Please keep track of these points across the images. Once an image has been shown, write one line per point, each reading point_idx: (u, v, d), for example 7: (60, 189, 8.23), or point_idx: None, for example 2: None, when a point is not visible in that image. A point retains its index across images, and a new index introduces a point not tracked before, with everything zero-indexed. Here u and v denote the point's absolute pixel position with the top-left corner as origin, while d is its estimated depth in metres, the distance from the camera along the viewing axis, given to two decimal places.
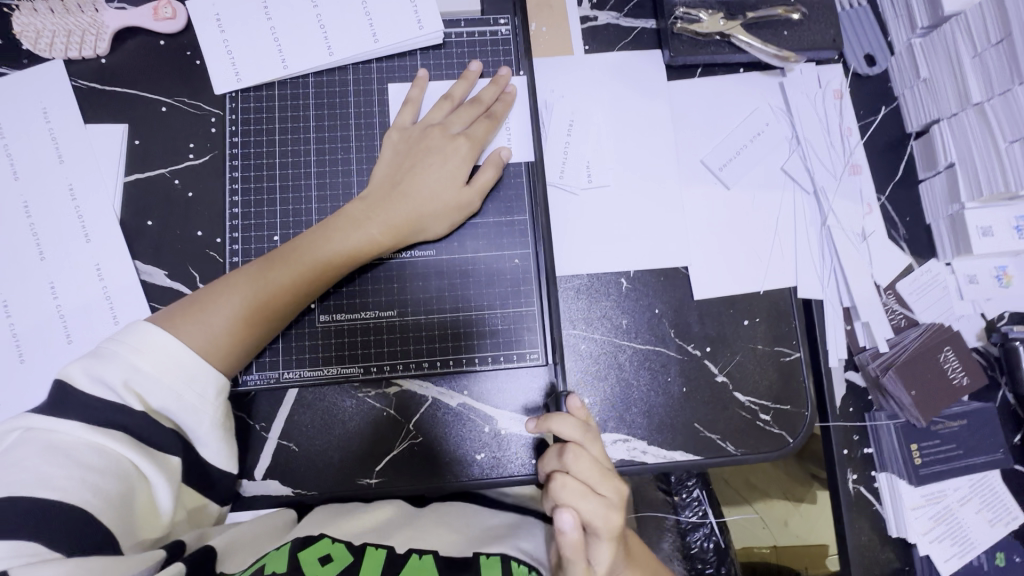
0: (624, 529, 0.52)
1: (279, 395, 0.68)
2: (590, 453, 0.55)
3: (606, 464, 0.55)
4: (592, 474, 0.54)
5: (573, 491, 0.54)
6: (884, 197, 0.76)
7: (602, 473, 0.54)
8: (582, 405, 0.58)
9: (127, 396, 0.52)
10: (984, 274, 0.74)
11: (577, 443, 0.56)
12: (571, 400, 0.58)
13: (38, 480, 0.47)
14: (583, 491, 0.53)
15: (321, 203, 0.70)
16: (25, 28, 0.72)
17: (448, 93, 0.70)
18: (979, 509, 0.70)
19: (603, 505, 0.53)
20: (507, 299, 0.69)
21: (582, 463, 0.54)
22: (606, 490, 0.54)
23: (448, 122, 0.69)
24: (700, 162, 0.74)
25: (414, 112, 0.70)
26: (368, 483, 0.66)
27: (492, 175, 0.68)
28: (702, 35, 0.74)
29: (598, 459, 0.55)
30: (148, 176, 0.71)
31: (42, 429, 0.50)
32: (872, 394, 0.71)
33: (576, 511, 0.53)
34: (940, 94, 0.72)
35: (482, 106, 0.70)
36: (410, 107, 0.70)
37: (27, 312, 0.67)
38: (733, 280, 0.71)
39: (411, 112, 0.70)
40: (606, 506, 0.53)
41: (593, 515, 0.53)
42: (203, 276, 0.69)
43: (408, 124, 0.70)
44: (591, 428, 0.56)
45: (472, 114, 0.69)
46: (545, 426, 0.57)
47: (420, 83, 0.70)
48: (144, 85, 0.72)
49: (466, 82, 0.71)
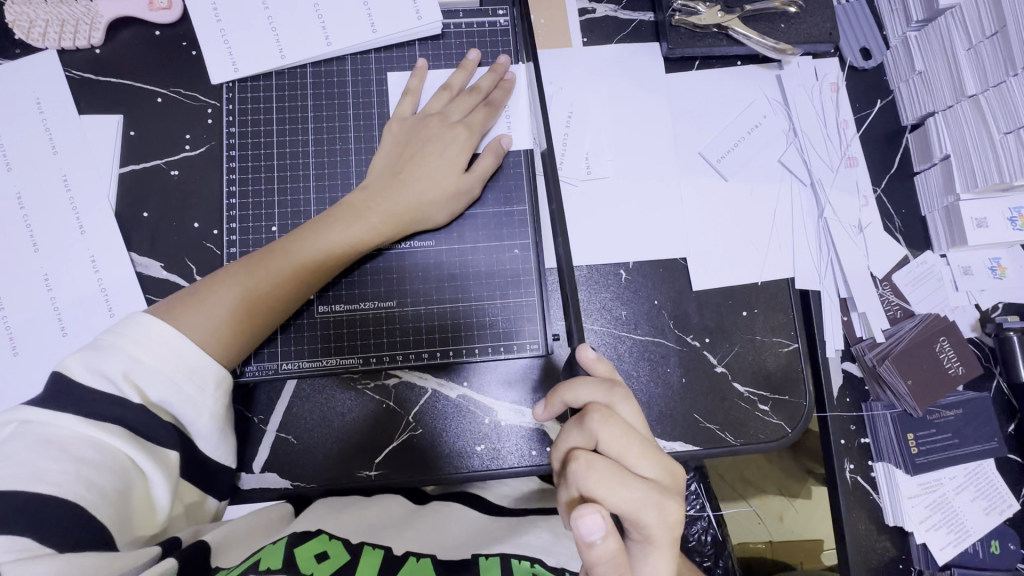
0: (667, 503, 0.50)
1: (278, 387, 0.67)
2: (619, 418, 0.51)
3: (639, 429, 0.53)
4: (628, 446, 0.51)
5: (607, 465, 0.50)
6: (880, 189, 0.76)
7: (641, 448, 0.51)
8: (594, 356, 0.55)
9: (126, 388, 0.52)
10: (978, 266, 0.75)
11: (604, 404, 0.52)
12: (585, 352, 0.54)
13: (32, 474, 0.46)
14: (618, 473, 0.50)
15: (320, 194, 0.70)
16: (17, 17, 0.71)
17: (448, 83, 0.70)
18: (974, 498, 0.71)
19: (652, 489, 0.50)
20: (506, 290, 0.69)
21: (614, 429, 0.51)
22: (641, 461, 0.51)
23: (449, 111, 0.69)
24: (698, 154, 0.74)
25: (413, 102, 0.70)
26: (367, 475, 0.66)
27: (492, 161, 0.68)
28: (700, 28, 0.74)
29: (630, 423, 0.52)
30: (144, 167, 0.70)
31: (36, 422, 0.49)
32: (868, 385, 0.71)
33: (610, 484, 0.49)
34: (935, 87, 0.73)
35: (481, 94, 0.70)
36: (410, 97, 0.70)
37: (21, 304, 0.66)
38: (731, 271, 0.72)
39: (412, 101, 0.70)
40: (657, 490, 0.50)
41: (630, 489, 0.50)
42: (200, 267, 0.69)
43: (408, 114, 0.69)
44: (614, 389, 0.53)
45: (470, 102, 0.69)
46: (563, 398, 0.54)
47: (418, 72, 0.70)
48: (139, 76, 0.72)
49: (465, 72, 0.71)
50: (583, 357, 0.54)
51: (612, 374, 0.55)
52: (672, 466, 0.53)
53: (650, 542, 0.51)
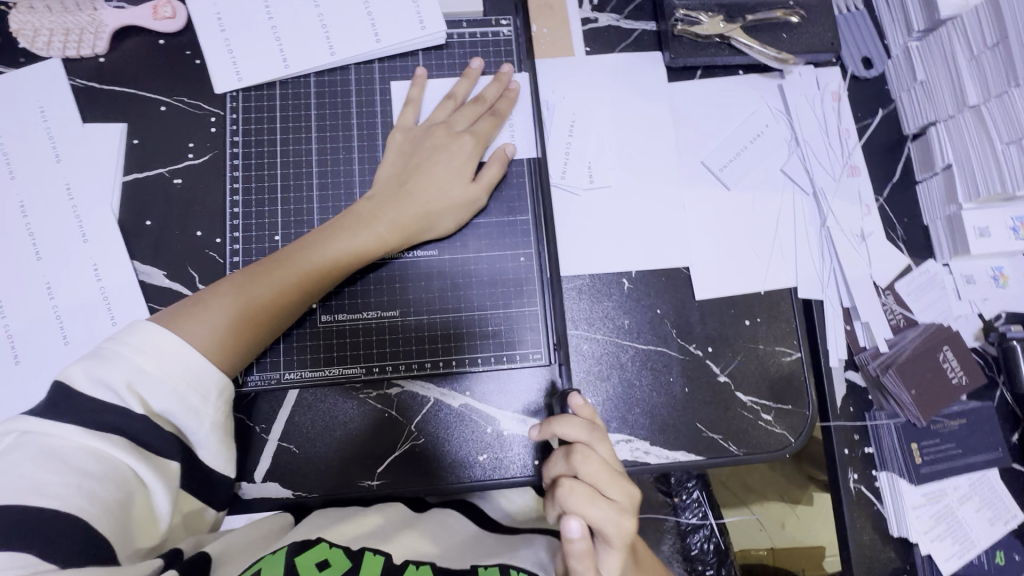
0: (632, 530, 0.50)
1: (280, 396, 0.67)
2: (597, 454, 0.53)
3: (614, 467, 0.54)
4: (602, 474, 0.52)
5: (581, 490, 0.51)
6: (882, 198, 0.77)
7: (612, 476, 0.52)
8: (583, 403, 0.57)
9: (129, 398, 0.52)
10: (980, 275, 0.75)
11: (585, 443, 0.54)
12: (573, 398, 0.57)
13: (32, 486, 0.46)
14: (590, 496, 0.51)
15: (323, 202, 0.70)
16: (22, 26, 0.71)
17: (451, 93, 0.70)
18: (979, 507, 0.71)
19: (614, 510, 0.51)
20: (510, 298, 0.69)
21: (592, 462, 0.53)
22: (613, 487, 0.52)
23: (453, 120, 0.69)
24: (701, 163, 0.74)
25: (415, 113, 0.70)
26: (370, 484, 0.66)
27: (498, 170, 0.68)
28: (702, 37, 0.74)
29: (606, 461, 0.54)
30: (147, 176, 0.70)
31: (37, 432, 0.49)
32: (872, 394, 0.71)
33: (583, 506, 0.51)
34: (937, 96, 0.73)
35: (486, 105, 0.70)
36: (411, 107, 0.70)
37: (23, 313, 0.66)
38: (734, 279, 0.72)
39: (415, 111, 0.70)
40: (617, 511, 0.51)
41: (598, 510, 0.51)
42: (202, 276, 0.69)
43: (413, 124, 0.70)
44: (596, 429, 0.55)
45: (474, 112, 0.69)
46: (553, 430, 0.56)
47: (420, 81, 0.71)
48: (143, 84, 0.72)
49: (468, 81, 0.71)
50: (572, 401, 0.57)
51: (595, 419, 0.57)
52: (641, 499, 0.53)
53: (619, 567, 0.50)
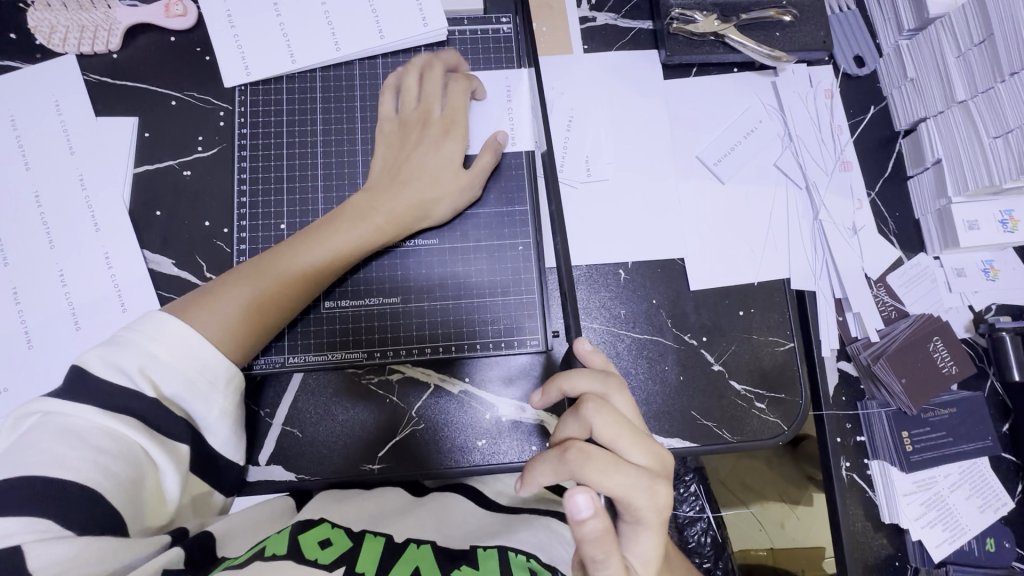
0: (659, 487, 0.50)
1: (285, 381, 0.69)
2: (614, 409, 0.52)
3: (631, 417, 0.53)
4: (621, 435, 0.51)
5: (603, 455, 0.50)
6: (874, 192, 0.78)
7: (633, 436, 0.51)
8: (591, 349, 0.56)
9: (141, 382, 0.53)
10: (970, 267, 0.76)
11: (599, 395, 0.53)
12: (580, 344, 0.55)
13: (52, 460, 0.48)
14: (614, 461, 0.50)
15: (327, 193, 0.72)
16: (39, 24, 0.73)
17: (431, 72, 0.72)
18: (969, 495, 0.72)
19: (643, 475, 0.50)
20: (508, 288, 0.71)
21: (609, 417, 0.51)
22: (636, 448, 0.51)
23: (437, 108, 0.70)
24: (696, 157, 0.76)
25: (399, 100, 0.71)
26: (371, 468, 0.67)
27: (491, 158, 0.70)
28: (697, 35, 0.76)
29: (623, 413, 0.53)
30: (157, 168, 0.72)
31: (56, 412, 0.51)
32: (864, 383, 0.72)
33: (606, 471, 0.49)
34: (926, 93, 0.75)
35: (464, 80, 0.72)
36: (394, 94, 0.71)
37: (36, 300, 0.68)
38: (728, 271, 0.73)
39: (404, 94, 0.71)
40: (647, 476, 0.50)
41: (623, 476, 0.50)
42: (210, 265, 0.71)
43: (399, 112, 0.71)
44: (610, 380, 0.54)
45: (462, 96, 0.71)
46: (560, 386, 0.55)
47: (413, 68, 0.71)
48: (154, 80, 0.74)
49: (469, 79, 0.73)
50: (580, 349, 0.55)
51: (606, 366, 0.56)
52: (663, 453, 0.53)
53: (643, 525, 0.51)
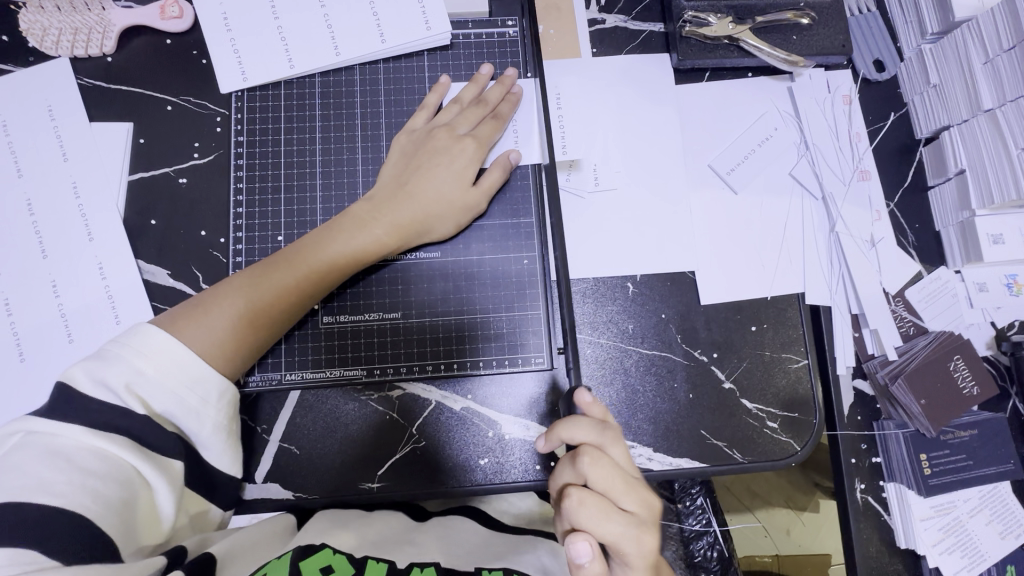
0: (646, 536, 0.50)
1: (282, 397, 0.67)
2: (610, 458, 0.51)
3: (628, 469, 0.52)
4: (614, 481, 0.50)
5: (595, 502, 0.50)
6: (892, 203, 0.75)
7: (625, 483, 0.51)
8: (592, 399, 0.52)
9: (129, 400, 0.52)
10: (993, 283, 0.73)
11: (597, 446, 0.51)
12: (580, 395, 0.52)
13: (38, 485, 0.46)
14: (605, 508, 0.50)
15: (326, 203, 0.70)
16: (32, 26, 0.71)
17: (458, 96, 0.70)
18: (989, 521, 0.69)
19: (633, 522, 0.50)
20: (513, 302, 0.69)
21: (605, 471, 0.50)
22: (629, 496, 0.51)
23: (455, 122, 0.68)
24: (707, 166, 0.73)
25: (428, 116, 0.70)
26: (370, 487, 0.66)
27: (499, 176, 0.68)
28: (710, 39, 0.73)
29: (619, 462, 0.52)
30: (152, 175, 0.70)
31: (42, 433, 0.50)
32: (880, 403, 0.70)
33: (597, 519, 0.50)
34: (950, 100, 0.71)
35: (488, 107, 0.69)
36: (425, 111, 0.70)
37: (29, 311, 0.67)
38: (740, 285, 0.71)
39: (426, 116, 0.70)
40: (636, 524, 0.50)
41: (614, 524, 0.50)
42: (206, 276, 0.69)
43: (414, 126, 0.69)
44: (608, 429, 0.51)
45: (477, 115, 0.69)
46: (559, 437, 0.52)
47: (437, 88, 0.70)
48: (150, 84, 0.72)
49: (476, 86, 0.71)
50: (579, 400, 0.52)
51: (605, 416, 0.53)
52: (652, 499, 0.53)
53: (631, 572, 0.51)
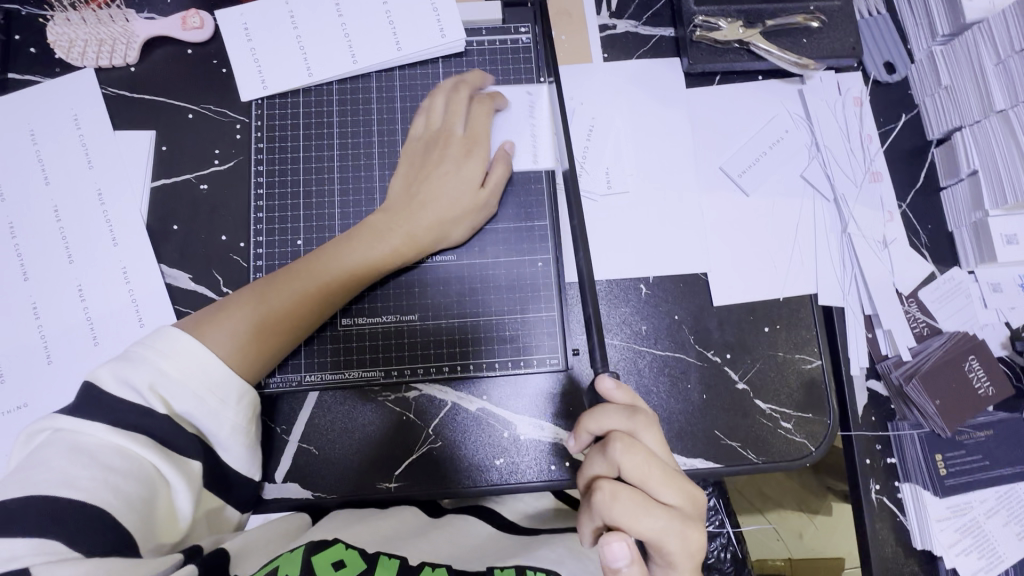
0: (690, 530, 0.50)
1: (301, 398, 0.68)
2: (643, 447, 0.51)
3: (662, 457, 0.52)
4: (650, 472, 0.50)
5: (632, 496, 0.50)
6: (904, 204, 0.75)
7: (662, 474, 0.51)
8: (615, 385, 0.54)
9: (151, 400, 0.53)
10: (1007, 283, 0.73)
11: (627, 433, 0.52)
12: (602, 382, 0.54)
13: (62, 480, 0.48)
14: (644, 501, 0.50)
15: (344, 208, 0.71)
16: (59, 38, 0.73)
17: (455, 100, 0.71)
18: (1006, 522, 0.69)
19: (675, 517, 0.50)
20: (527, 304, 0.70)
21: (638, 457, 0.50)
22: (666, 488, 0.50)
23: (456, 127, 0.69)
24: (719, 169, 0.74)
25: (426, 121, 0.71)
26: (387, 486, 0.67)
27: (503, 171, 0.69)
28: (721, 43, 0.74)
29: (652, 450, 0.52)
30: (174, 182, 0.72)
31: (68, 430, 0.51)
32: (895, 403, 0.70)
33: (635, 514, 0.49)
34: (962, 101, 0.72)
35: (480, 101, 0.70)
36: (424, 115, 0.71)
37: (56, 314, 0.68)
38: (752, 286, 0.71)
39: (425, 119, 0.70)
40: (679, 518, 0.50)
41: (656, 518, 0.50)
42: (226, 280, 0.70)
43: (416, 133, 0.70)
44: (640, 415, 0.53)
45: (477, 116, 0.69)
46: (587, 427, 0.54)
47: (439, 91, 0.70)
48: (172, 93, 0.74)
49: (468, 88, 0.71)
50: (602, 387, 0.54)
51: (633, 401, 0.55)
52: (693, 489, 0.52)
53: (676, 567, 0.51)
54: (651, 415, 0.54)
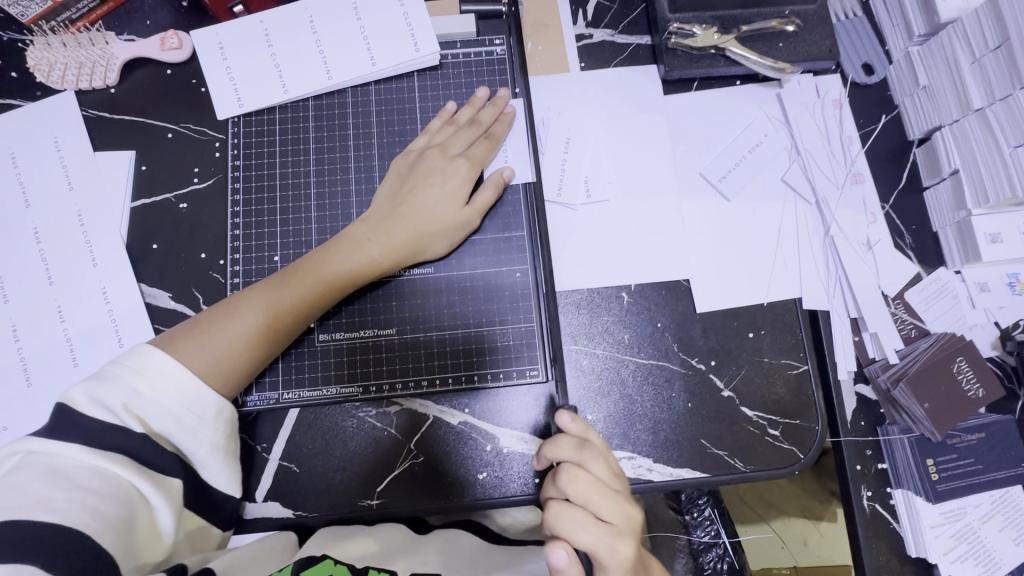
0: (620, 545, 0.50)
1: (281, 415, 0.67)
2: (590, 474, 0.52)
3: (610, 485, 0.53)
4: (594, 496, 0.51)
5: (572, 512, 0.50)
6: (888, 205, 0.75)
7: (605, 497, 0.51)
8: (571, 418, 0.54)
9: (127, 419, 0.52)
10: (994, 282, 0.72)
11: (576, 462, 0.53)
12: (562, 417, 0.53)
13: (36, 502, 0.47)
14: (583, 518, 0.50)
15: (321, 223, 0.71)
16: (38, 62, 0.74)
17: (453, 117, 0.72)
18: (1003, 527, 0.67)
19: (609, 532, 0.50)
20: (506, 315, 0.69)
21: (583, 485, 0.51)
22: (606, 506, 0.51)
23: (449, 143, 0.69)
24: (699, 175, 0.74)
25: (427, 138, 0.71)
26: (369, 504, 0.66)
27: (491, 194, 0.69)
28: (696, 49, 0.74)
29: (600, 477, 0.52)
30: (154, 201, 0.72)
31: (42, 452, 0.50)
32: (884, 408, 0.69)
33: (572, 530, 0.50)
34: (940, 101, 0.71)
35: (481, 127, 0.71)
36: (425, 134, 0.71)
37: (36, 336, 0.68)
38: (736, 292, 0.70)
39: (425, 138, 0.71)
40: (611, 534, 0.50)
41: (591, 534, 0.50)
42: (206, 297, 0.70)
43: (413, 148, 0.71)
44: (588, 445, 0.53)
45: (471, 135, 0.70)
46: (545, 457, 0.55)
47: (443, 114, 0.72)
48: (152, 113, 0.74)
49: (472, 107, 0.72)
50: (560, 422, 0.53)
51: (587, 434, 0.55)
52: (631, 512, 0.52)
53: None
54: (603, 447, 0.55)
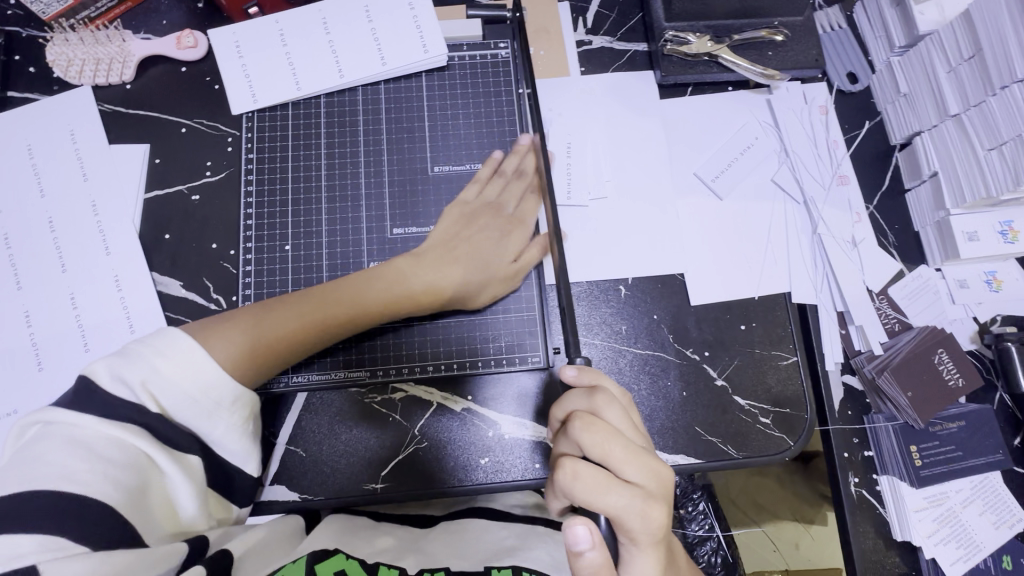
0: (652, 509, 0.50)
1: (288, 400, 0.69)
2: (603, 424, 0.52)
3: (626, 434, 0.53)
4: (611, 448, 0.51)
5: (593, 474, 0.50)
6: (872, 205, 0.79)
7: (625, 451, 0.51)
8: (578, 371, 0.57)
9: (144, 398, 0.52)
10: (972, 279, 0.76)
11: (588, 411, 0.54)
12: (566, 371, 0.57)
13: (62, 473, 0.46)
14: (605, 479, 0.50)
15: (331, 215, 0.74)
16: (58, 57, 0.76)
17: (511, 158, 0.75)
18: (982, 511, 0.71)
19: (638, 495, 0.50)
20: (509, 304, 0.72)
21: (597, 434, 0.52)
22: (628, 465, 0.50)
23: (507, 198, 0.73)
24: (693, 174, 0.77)
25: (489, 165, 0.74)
26: (373, 487, 0.67)
27: (537, 254, 0.71)
28: (690, 56, 0.78)
29: (614, 426, 0.53)
30: (167, 193, 0.75)
31: (62, 423, 0.50)
32: (870, 397, 0.72)
33: (595, 492, 0.50)
34: (920, 107, 0.76)
35: (530, 180, 0.74)
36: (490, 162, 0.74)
37: (48, 321, 0.70)
38: (729, 287, 0.74)
39: (483, 182, 0.74)
40: (641, 497, 0.50)
41: (617, 496, 0.50)
42: (216, 286, 0.72)
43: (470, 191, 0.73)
44: (599, 395, 0.54)
45: (524, 189, 0.74)
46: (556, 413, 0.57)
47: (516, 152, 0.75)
48: (166, 109, 0.77)
49: (520, 155, 0.75)
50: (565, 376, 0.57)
51: (598, 383, 0.57)
52: (665, 472, 0.52)
53: (638, 546, 0.51)
54: (616, 396, 0.56)
